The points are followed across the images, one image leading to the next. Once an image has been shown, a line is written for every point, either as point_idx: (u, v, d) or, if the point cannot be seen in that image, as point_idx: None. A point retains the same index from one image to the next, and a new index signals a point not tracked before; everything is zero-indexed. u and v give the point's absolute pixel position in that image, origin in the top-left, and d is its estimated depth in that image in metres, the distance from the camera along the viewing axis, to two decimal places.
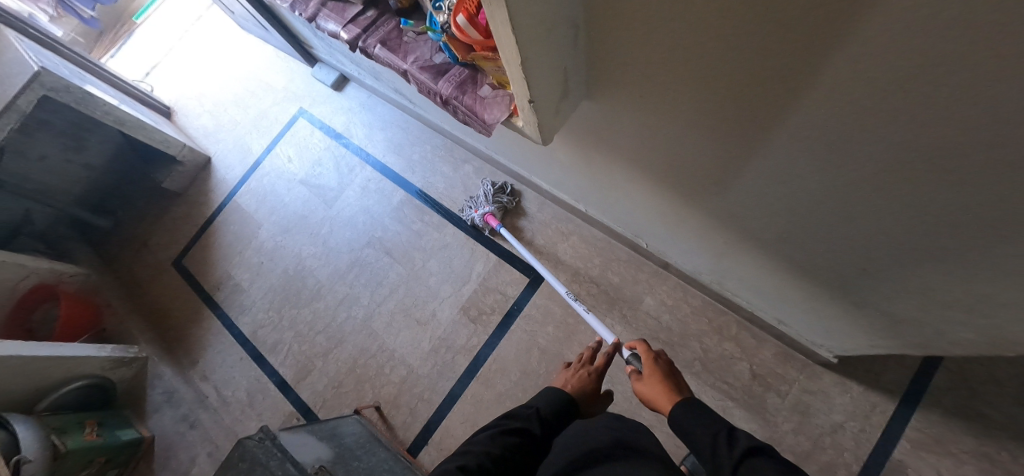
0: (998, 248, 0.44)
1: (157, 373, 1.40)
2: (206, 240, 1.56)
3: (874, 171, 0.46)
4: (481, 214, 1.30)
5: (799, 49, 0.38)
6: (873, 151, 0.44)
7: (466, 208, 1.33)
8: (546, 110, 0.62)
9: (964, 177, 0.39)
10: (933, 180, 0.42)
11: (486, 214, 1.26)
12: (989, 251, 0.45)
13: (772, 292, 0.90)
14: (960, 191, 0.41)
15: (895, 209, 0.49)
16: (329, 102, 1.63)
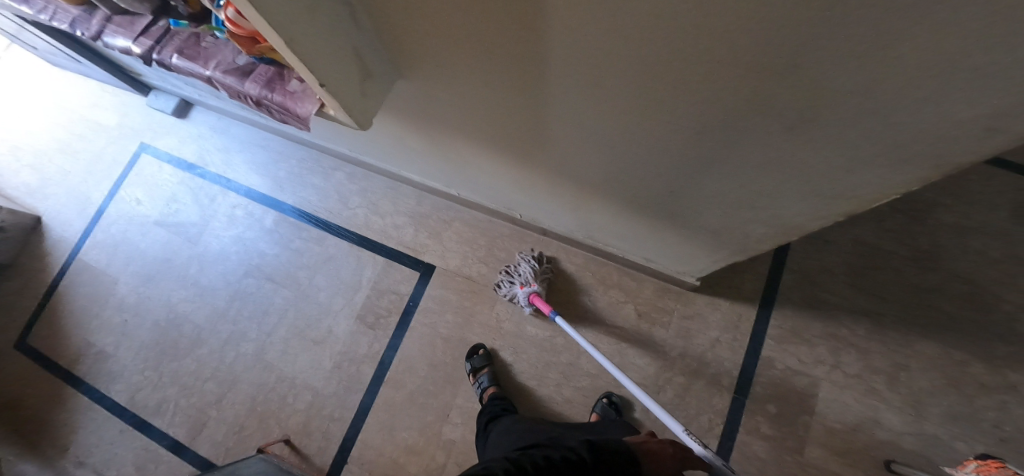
0: (744, 139, 0.51)
1: (19, 472, 1.21)
2: (51, 310, 1.35)
3: (631, 93, 0.51)
4: (525, 296, 1.13)
5: None
6: (621, 74, 0.49)
7: (508, 283, 1.17)
8: (348, 91, 0.62)
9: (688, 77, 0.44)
10: (674, 88, 0.47)
11: (534, 295, 1.10)
12: (738, 145, 0.52)
13: (630, 233, 0.97)
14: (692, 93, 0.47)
15: (666, 125, 0.55)
16: (173, 131, 1.48)
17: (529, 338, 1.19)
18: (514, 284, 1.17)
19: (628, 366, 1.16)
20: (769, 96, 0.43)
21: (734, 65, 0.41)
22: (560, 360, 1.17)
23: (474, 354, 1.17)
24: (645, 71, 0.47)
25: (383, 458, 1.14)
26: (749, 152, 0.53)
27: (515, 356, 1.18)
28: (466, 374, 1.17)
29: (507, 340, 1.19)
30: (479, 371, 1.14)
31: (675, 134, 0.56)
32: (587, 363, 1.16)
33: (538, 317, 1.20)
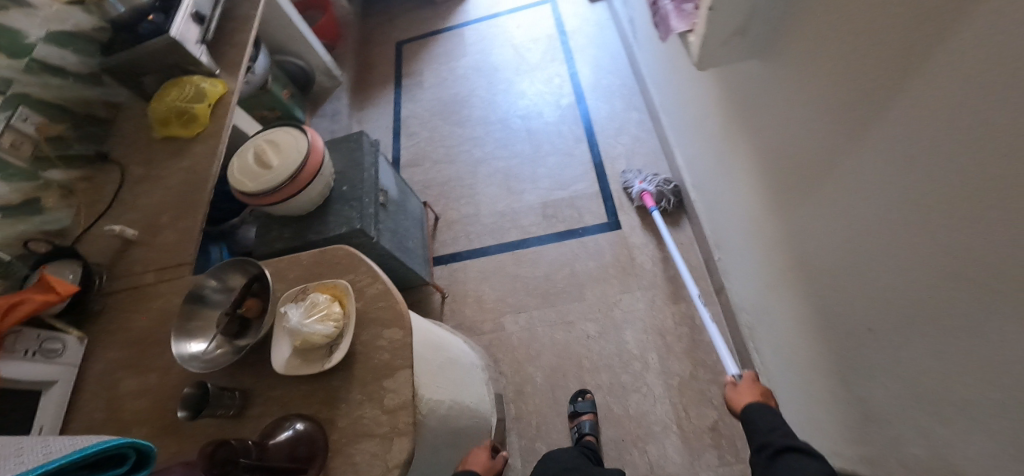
0: (964, 333, 0.44)
1: (338, 96, 1.80)
2: (427, 43, 1.92)
3: (913, 201, 0.47)
4: (638, 191, 1.33)
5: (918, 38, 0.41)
6: (923, 175, 0.45)
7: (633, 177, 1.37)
8: (713, 38, 0.69)
9: (960, 223, 0.41)
10: (941, 228, 0.43)
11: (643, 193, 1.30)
12: (959, 337, 0.45)
13: (789, 352, 0.87)
14: (954, 244, 0.42)
15: (910, 264, 0.49)
16: (577, 6, 1.82)
17: (619, 338, 1.21)
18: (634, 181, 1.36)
19: (659, 444, 1.08)
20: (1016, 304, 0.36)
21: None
22: (619, 376, 1.16)
23: (577, 398, 1.14)
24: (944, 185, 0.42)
25: (463, 286, 1.37)
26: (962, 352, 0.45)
27: (596, 334, 1.22)
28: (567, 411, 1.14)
29: (604, 321, 1.23)
30: (583, 416, 1.10)
31: (916, 275, 0.49)
32: (633, 401, 1.13)
33: (641, 335, 1.20)
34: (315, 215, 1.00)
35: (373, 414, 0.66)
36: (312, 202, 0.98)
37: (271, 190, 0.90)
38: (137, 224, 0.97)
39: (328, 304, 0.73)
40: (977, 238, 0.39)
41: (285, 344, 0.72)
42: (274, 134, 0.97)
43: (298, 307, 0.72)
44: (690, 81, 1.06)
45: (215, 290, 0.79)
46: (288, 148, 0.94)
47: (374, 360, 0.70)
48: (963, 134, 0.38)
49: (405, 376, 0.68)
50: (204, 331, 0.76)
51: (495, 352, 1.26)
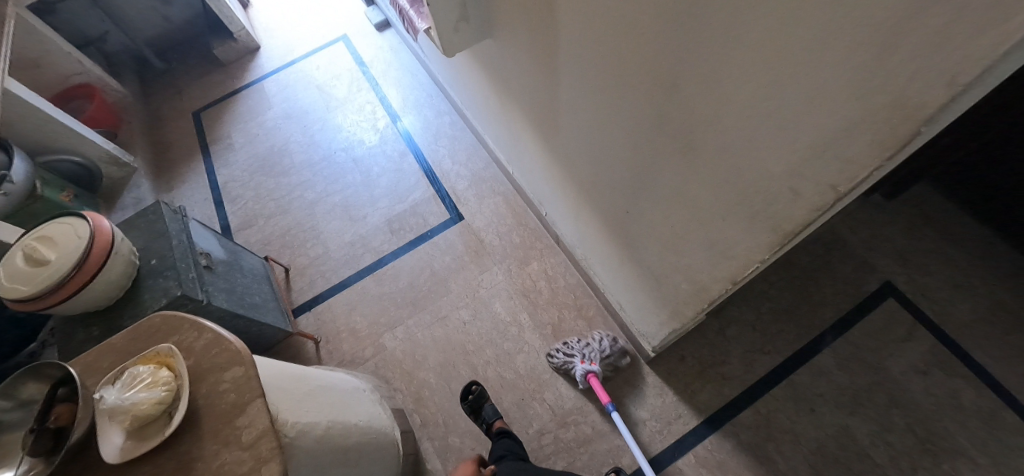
0: (659, 173, 0.60)
1: (136, 183, 1.63)
2: (226, 105, 1.85)
3: (600, 96, 0.63)
4: (581, 374, 1.12)
5: None
6: (596, 73, 0.60)
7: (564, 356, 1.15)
8: (445, 24, 0.82)
9: (624, 92, 0.56)
10: (619, 102, 0.59)
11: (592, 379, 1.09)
12: (660, 178, 0.61)
13: (609, 262, 1.04)
14: (629, 108, 0.58)
15: (619, 141, 0.65)
16: (368, 37, 1.92)
17: (491, 313, 1.29)
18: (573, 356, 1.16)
19: (551, 388, 1.18)
20: (667, 121, 0.52)
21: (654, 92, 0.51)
22: (502, 346, 1.25)
23: (468, 394, 1.13)
24: (604, 74, 0.58)
25: (333, 324, 1.34)
26: (665, 187, 0.61)
27: (471, 318, 1.29)
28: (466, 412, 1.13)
29: (474, 303, 1.31)
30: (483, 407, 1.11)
31: (623, 145, 0.65)
32: (520, 362, 1.22)
33: (509, 302, 1.30)
34: (126, 300, 0.91)
35: (233, 456, 0.64)
36: (118, 285, 0.89)
37: (55, 285, 0.80)
38: None
39: (152, 371, 0.69)
40: (635, 98, 0.55)
41: (115, 431, 0.66)
42: (44, 229, 0.87)
43: (117, 385, 0.68)
44: (467, 73, 1.20)
45: (7, 410, 0.69)
46: (66, 238, 0.85)
47: (221, 405, 0.67)
48: (597, 28, 0.54)
49: (258, 406, 0.67)
50: (6, 458, 0.66)
51: (383, 373, 1.25)
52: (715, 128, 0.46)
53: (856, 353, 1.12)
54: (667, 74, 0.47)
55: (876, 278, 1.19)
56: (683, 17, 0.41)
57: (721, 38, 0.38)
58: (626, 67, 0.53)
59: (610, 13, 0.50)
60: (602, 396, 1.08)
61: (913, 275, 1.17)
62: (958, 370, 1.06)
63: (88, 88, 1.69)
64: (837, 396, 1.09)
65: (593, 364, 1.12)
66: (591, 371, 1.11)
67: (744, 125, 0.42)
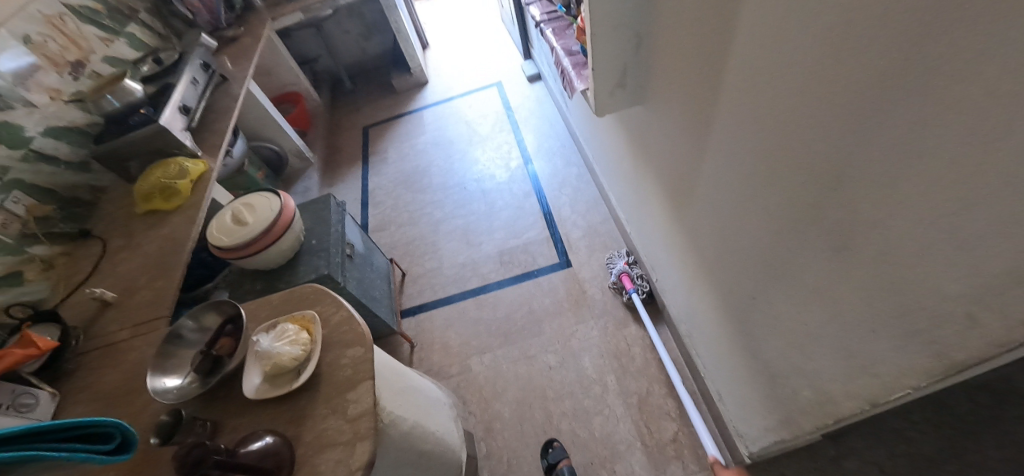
0: (803, 267, 0.58)
1: (309, 175, 1.97)
2: (390, 125, 2.17)
3: (750, 177, 0.63)
4: (617, 272, 1.36)
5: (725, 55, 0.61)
6: (752, 156, 0.61)
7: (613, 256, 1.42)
8: (603, 88, 0.89)
9: (782, 178, 0.56)
10: (772, 187, 0.59)
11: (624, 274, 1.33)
12: (803, 272, 0.58)
13: (717, 346, 0.98)
14: (783, 194, 0.57)
15: (762, 225, 0.64)
16: (519, 86, 2.13)
17: (578, 365, 1.28)
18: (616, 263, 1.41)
19: (625, 462, 1.11)
20: (821, 214, 0.51)
21: (817, 184, 0.50)
22: (581, 401, 1.22)
23: (548, 449, 1.14)
24: (763, 157, 0.59)
25: (429, 334, 1.44)
26: (807, 282, 0.58)
27: (557, 364, 1.30)
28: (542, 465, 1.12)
29: (563, 351, 1.31)
30: (559, 463, 1.09)
31: (765, 229, 0.64)
32: (597, 424, 1.18)
33: (598, 359, 1.28)
34: (287, 267, 1.10)
35: (337, 424, 0.72)
36: (284, 254, 1.08)
37: (246, 242, 1.00)
38: (116, 288, 1.06)
39: (296, 331, 0.81)
40: (793, 187, 0.55)
41: (256, 373, 0.79)
42: (251, 198, 1.10)
43: (269, 335, 0.81)
44: (606, 132, 1.27)
45: (191, 330, 0.87)
46: (263, 208, 1.06)
47: (338, 376, 0.77)
48: (767, 112, 0.55)
49: (367, 386, 0.75)
50: (178, 368, 0.83)
51: (463, 393, 1.30)
52: (879, 229, 0.44)
53: None
54: (832, 171, 0.48)
55: None
56: (867, 116, 0.41)
57: (907, 142, 0.38)
58: (792, 154, 0.53)
59: (788, 103, 0.51)
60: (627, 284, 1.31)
61: None
62: None
63: (297, 96, 2.12)
64: None
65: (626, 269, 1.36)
66: (625, 271, 1.36)
67: (914, 230, 0.41)
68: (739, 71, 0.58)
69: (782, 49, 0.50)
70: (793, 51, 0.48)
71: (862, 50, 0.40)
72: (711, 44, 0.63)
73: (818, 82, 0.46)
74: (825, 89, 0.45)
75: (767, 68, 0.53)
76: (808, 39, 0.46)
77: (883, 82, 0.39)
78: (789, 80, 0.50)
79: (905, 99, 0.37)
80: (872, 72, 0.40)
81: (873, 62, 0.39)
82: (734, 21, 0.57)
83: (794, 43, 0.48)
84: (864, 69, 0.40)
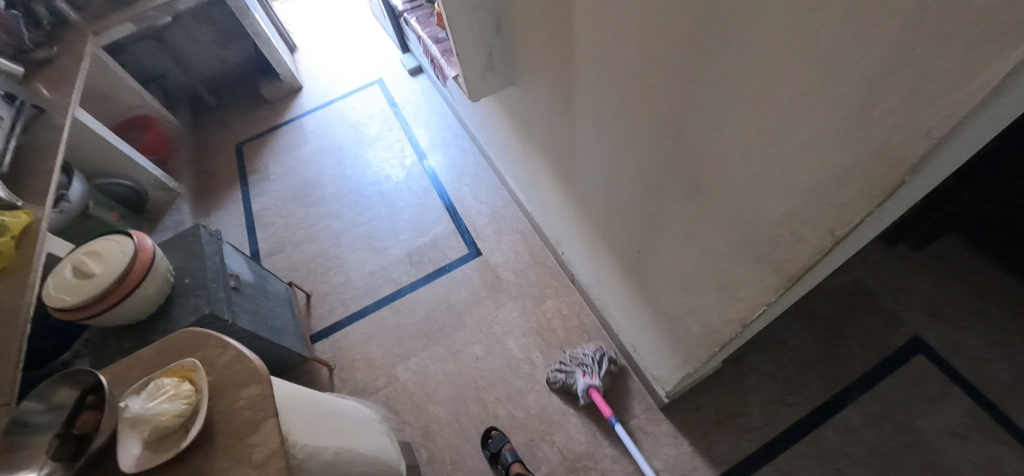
0: (670, 216, 0.63)
1: (178, 207, 1.74)
2: (267, 139, 1.98)
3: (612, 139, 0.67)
4: (583, 388, 1.12)
5: (566, 26, 0.63)
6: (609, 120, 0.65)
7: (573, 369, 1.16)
8: (472, 73, 0.88)
9: (636, 137, 0.60)
10: (630, 145, 0.63)
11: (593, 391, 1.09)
12: (670, 220, 0.63)
13: (623, 304, 1.05)
14: (639, 151, 0.61)
15: (632, 184, 0.68)
16: (402, 81, 2.05)
17: (505, 349, 1.29)
18: (573, 372, 1.16)
19: (562, 430, 1.15)
20: (673, 166, 0.56)
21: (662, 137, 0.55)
22: (513, 384, 1.24)
23: (488, 439, 1.14)
24: (617, 121, 0.62)
25: (348, 352, 1.36)
26: (675, 229, 0.63)
27: (484, 353, 1.30)
28: (486, 456, 1.13)
29: (489, 339, 1.32)
30: (502, 450, 1.11)
31: (634, 186, 0.68)
32: (531, 401, 1.21)
33: (522, 339, 1.30)
34: (159, 315, 0.96)
35: (242, 474, 0.65)
36: (152, 301, 0.94)
37: (97, 296, 0.86)
38: None
39: (175, 383, 0.72)
40: (645, 143, 0.59)
41: (133, 441, 0.68)
42: (94, 245, 0.94)
43: (142, 395, 0.71)
44: (490, 116, 1.27)
45: (39, 413, 0.72)
46: (112, 253, 0.91)
47: (235, 421, 0.69)
48: (611, 78, 0.58)
49: (270, 425, 0.68)
50: (30, 460, 0.68)
51: (394, 404, 1.26)
52: (717, 171, 0.49)
53: (885, 411, 1.06)
54: (672, 126, 0.51)
55: (903, 332, 1.15)
56: (684, 72, 0.45)
57: (718, 91, 0.42)
58: (637, 115, 0.57)
59: (622, 68, 0.54)
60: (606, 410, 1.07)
61: (943, 330, 1.13)
62: (996, 435, 0.99)
63: (145, 119, 1.85)
64: (866, 457, 1.03)
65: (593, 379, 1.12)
66: (592, 385, 1.11)
67: (741, 168, 0.45)
68: (582, 42, 0.60)
69: (607, 18, 0.52)
70: (616, 20, 0.51)
71: (666, 12, 0.42)
72: (555, 18, 0.64)
73: (641, 46, 0.49)
74: (648, 51, 0.48)
75: (600, 34, 0.56)
76: (625, 7, 0.48)
77: (688, 38, 0.42)
78: (619, 48, 0.53)
79: (708, 53, 0.41)
80: (678, 31, 0.42)
81: (676, 21, 0.42)
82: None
83: (615, 12, 0.50)
84: (672, 29, 0.43)
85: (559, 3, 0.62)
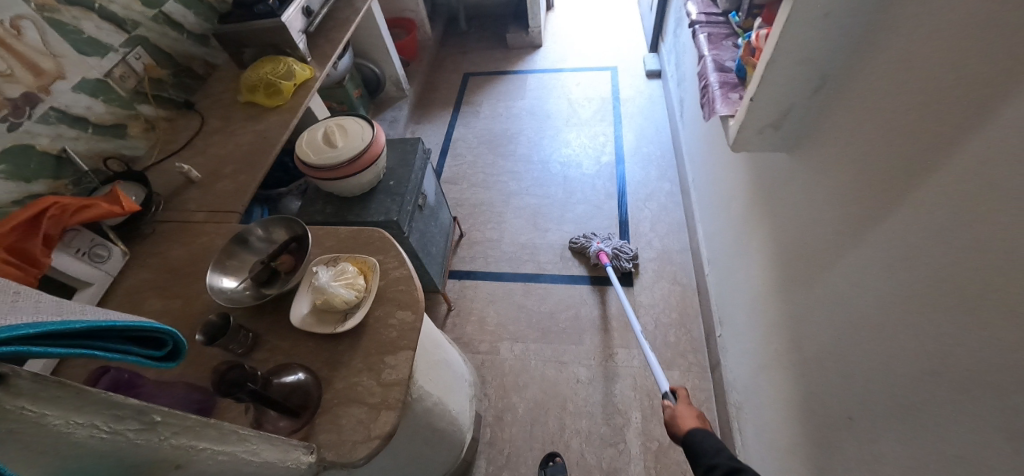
0: (948, 424, 0.48)
1: (400, 106, 1.94)
2: (492, 80, 2.09)
3: (914, 294, 0.52)
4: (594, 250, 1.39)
5: (941, 146, 0.49)
6: (929, 272, 0.50)
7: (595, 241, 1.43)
8: (754, 125, 0.77)
9: (967, 318, 0.45)
10: (943, 319, 0.48)
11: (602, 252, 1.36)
12: (945, 427, 0.48)
13: (771, 436, 0.89)
14: (956, 331, 0.46)
15: (907, 355, 0.53)
16: (635, 78, 1.98)
17: (607, 388, 1.22)
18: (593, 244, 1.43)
19: None
20: (1015, 386, 0.41)
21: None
22: (599, 426, 1.16)
23: (548, 462, 1.10)
24: (946, 282, 0.48)
25: (469, 303, 1.41)
26: (946, 443, 0.48)
27: (586, 380, 1.24)
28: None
29: (597, 370, 1.25)
30: None
31: (907, 357, 0.53)
32: (608, 455, 1.12)
33: (629, 390, 1.21)
34: (360, 200, 1.09)
35: (368, 383, 0.70)
36: (361, 187, 1.06)
37: (330, 165, 0.99)
38: (203, 169, 1.09)
39: (354, 274, 0.79)
40: (979, 333, 0.44)
41: (308, 302, 0.79)
42: (345, 120, 1.08)
43: (329, 269, 0.80)
44: (725, 161, 1.14)
45: (258, 237, 0.87)
46: (355, 134, 1.04)
47: (382, 335, 0.74)
48: (980, 237, 0.44)
49: (407, 356, 0.72)
50: (238, 271, 0.84)
51: (484, 373, 1.28)
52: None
53: None
54: None
55: None
56: None
57: None
58: (995, 301, 0.42)
59: (1017, 243, 0.40)
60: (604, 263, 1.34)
61: None
62: None
63: (411, 23, 2.08)
64: None
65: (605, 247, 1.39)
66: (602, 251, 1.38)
67: None
68: (962, 170, 0.46)
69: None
70: None
71: None
72: (931, 125, 0.51)
73: None
74: None
75: (1005, 182, 0.41)
76: None
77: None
78: None
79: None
80: None
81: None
82: (983, 108, 0.44)
83: None
84: None
85: (950, 115, 0.48)
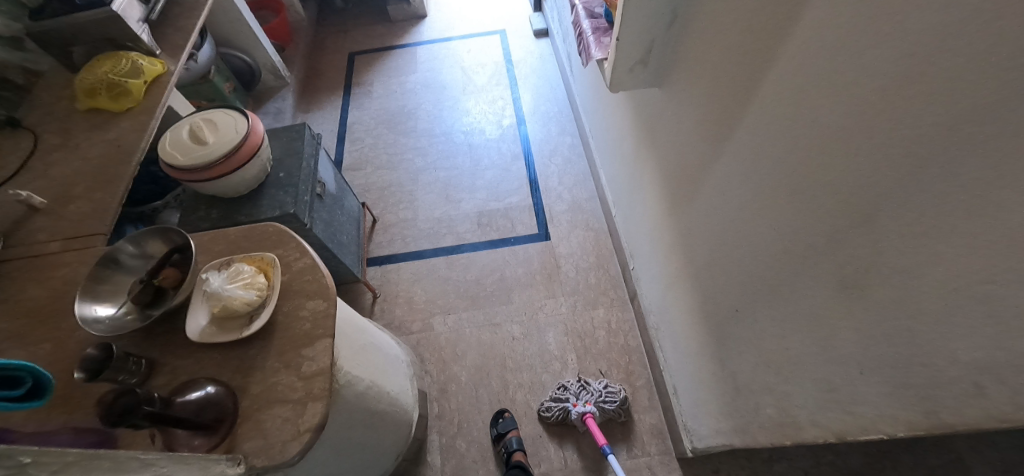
0: (801, 292, 0.57)
1: (283, 96, 1.79)
2: (380, 57, 1.99)
3: (764, 190, 0.60)
4: (578, 414, 1.09)
5: (766, 55, 0.56)
6: (771, 168, 0.58)
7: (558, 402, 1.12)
8: (624, 64, 0.82)
9: (801, 200, 0.53)
10: (786, 206, 0.56)
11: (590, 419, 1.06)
12: (799, 296, 0.57)
13: (683, 345, 0.99)
14: (795, 213, 0.55)
15: (766, 244, 0.62)
16: (524, 39, 1.99)
17: (541, 340, 1.27)
18: (565, 401, 1.13)
19: (572, 439, 1.13)
20: (838, 247, 0.49)
21: (839, 215, 0.48)
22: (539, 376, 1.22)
23: (497, 419, 1.14)
24: (783, 174, 0.55)
25: (394, 287, 1.38)
26: (801, 308, 0.57)
27: (521, 336, 1.28)
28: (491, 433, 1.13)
29: (530, 325, 1.30)
30: (507, 434, 1.10)
31: (766, 246, 0.62)
32: None
33: (562, 336, 1.27)
34: (249, 198, 1.00)
35: (289, 380, 0.67)
36: (247, 183, 0.98)
37: (204, 164, 0.90)
38: (48, 192, 0.94)
39: (252, 274, 0.74)
40: (810, 211, 0.52)
41: (205, 313, 0.72)
42: (212, 113, 0.98)
43: (222, 274, 0.74)
44: (612, 107, 1.20)
45: (131, 256, 0.78)
46: (226, 127, 0.95)
47: (295, 330, 0.71)
48: (801, 130, 0.51)
49: (325, 344, 0.69)
50: (114, 296, 0.75)
51: (421, 351, 1.28)
52: (900, 273, 0.42)
53: None
54: (861, 206, 0.44)
55: None
56: (917, 159, 0.38)
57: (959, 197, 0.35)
58: (816, 181, 0.50)
59: (823, 128, 0.47)
60: (599, 439, 1.04)
61: None
62: None
63: (278, 3, 1.90)
64: None
65: (588, 407, 1.09)
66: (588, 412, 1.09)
67: (941, 287, 0.38)
68: (781, 74, 0.53)
69: (838, 61, 0.44)
70: (847, 67, 0.43)
71: (925, 87, 0.36)
72: (758, 39, 0.57)
73: (867, 109, 0.42)
74: (875, 117, 0.41)
75: (810, 77, 0.48)
76: (864, 58, 0.41)
77: (949, 125, 0.35)
78: (831, 104, 0.46)
79: (969, 153, 0.34)
80: (933, 116, 0.36)
81: (946, 101, 0.34)
82: (790, 17, 0.51)
83: (851, 59, 0.43)
84: (922, 111, 0.36)
85: (768, 27, 0.54)
